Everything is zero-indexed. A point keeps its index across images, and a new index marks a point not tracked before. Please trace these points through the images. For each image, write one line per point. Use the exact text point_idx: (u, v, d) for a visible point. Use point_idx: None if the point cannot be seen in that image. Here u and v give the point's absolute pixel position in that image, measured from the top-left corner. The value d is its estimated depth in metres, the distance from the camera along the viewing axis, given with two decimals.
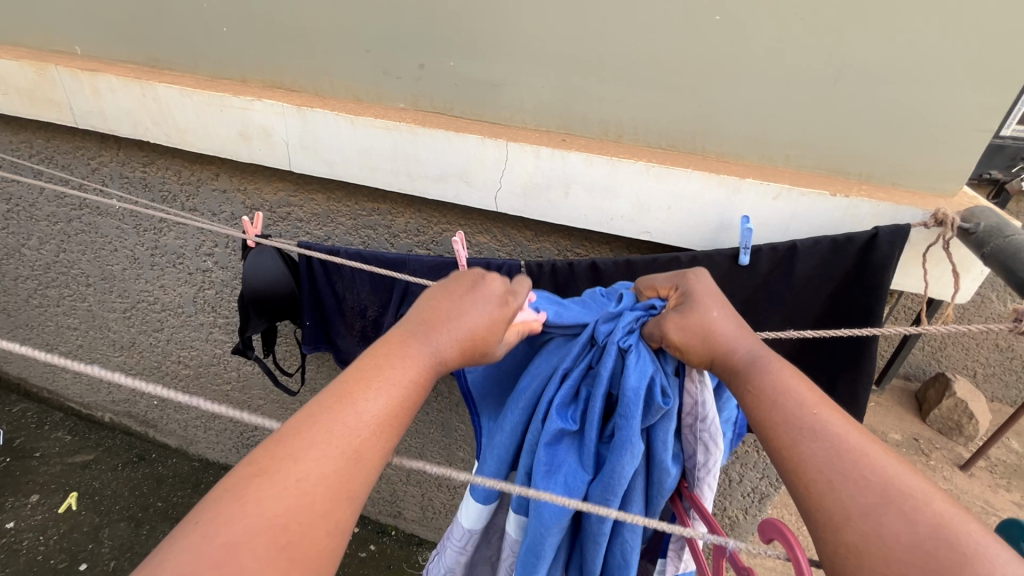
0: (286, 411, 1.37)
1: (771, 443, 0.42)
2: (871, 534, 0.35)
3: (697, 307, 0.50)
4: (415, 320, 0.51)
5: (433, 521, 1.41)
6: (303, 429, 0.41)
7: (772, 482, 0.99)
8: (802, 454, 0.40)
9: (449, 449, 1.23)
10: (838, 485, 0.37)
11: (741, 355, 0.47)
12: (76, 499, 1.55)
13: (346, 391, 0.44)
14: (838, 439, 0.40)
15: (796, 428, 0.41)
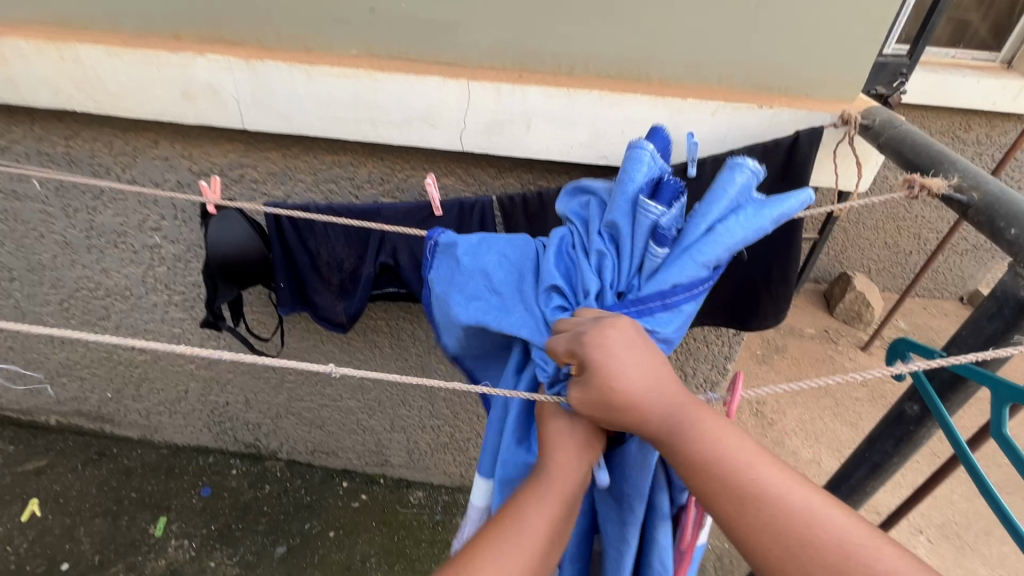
0: (259, 380, 1.37)
1: (716, 518, 0.43)
2: None
3: (596, 378, 0.46)
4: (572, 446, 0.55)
5: (420, 462, 1.49)
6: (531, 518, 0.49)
7: (721, 370, 1.13)
8: (750, 524, 0.41)
9: (431, 390, 1.30)
10: (797, 551, 0.39)
11: (654, 419, 0.46)
12: (38, 505, 1.48)
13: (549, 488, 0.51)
14: (781, 501, 0.41)
15: (736, 499, 0.41)
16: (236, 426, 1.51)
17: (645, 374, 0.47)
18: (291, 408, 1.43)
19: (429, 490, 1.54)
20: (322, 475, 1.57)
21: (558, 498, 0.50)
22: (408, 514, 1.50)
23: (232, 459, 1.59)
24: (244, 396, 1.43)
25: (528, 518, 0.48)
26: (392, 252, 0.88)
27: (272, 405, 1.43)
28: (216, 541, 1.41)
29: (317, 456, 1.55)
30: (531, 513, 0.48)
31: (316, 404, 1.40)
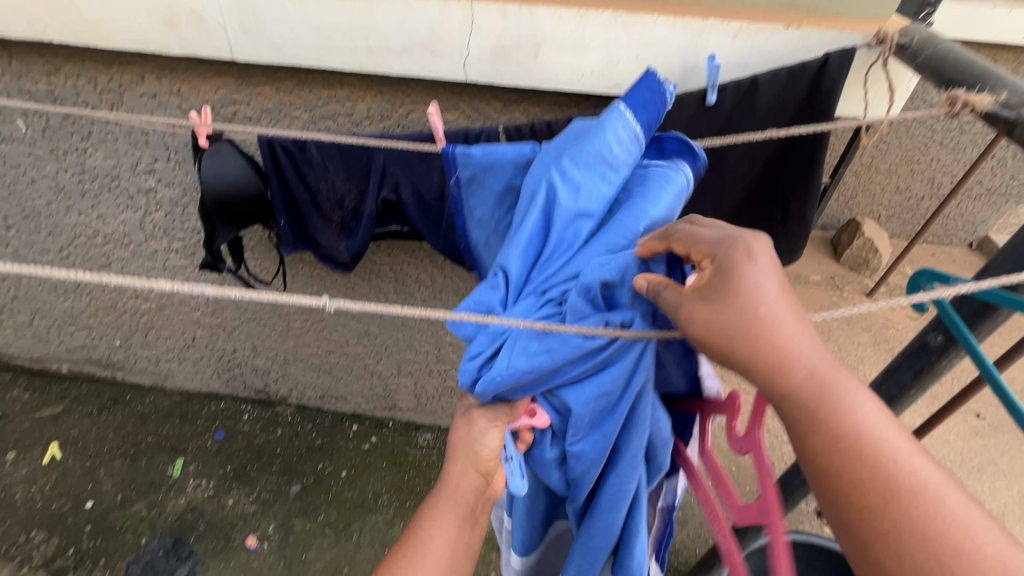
0: (266, 327, 1.38)
1: (849, 502, 0.41)
2: None
3: (735, 296, 0.43)
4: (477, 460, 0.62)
5: (428, 406, 1.52)
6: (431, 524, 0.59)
7: None
8: (894, 519, 0.39)
9: (438, 334, 1.30)
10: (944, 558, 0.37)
11: (801, 372, 0.42)
12: (58, 448, 1.52)
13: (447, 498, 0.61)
14: (931, 496, 0.39)
15: (885, 486, 0.40)
16: (245, 372, 1.53)
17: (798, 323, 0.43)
18: (298, 353, 1.44)
19: (437, 433, 1.58)
20: (332, 419, 1.60)
21: (455, 509, 0.60)
22: (418, 454, 1.54)
23: (244, 403, 1.62)
24: (251, 343, 1.43)
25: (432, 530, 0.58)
26: (394, 188, 0.85)
27: (279, 352, 1.44)
28: (233, 481, 1.46)
29: (326, 401, 1.58)
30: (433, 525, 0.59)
31: (323, 350, 1.41)
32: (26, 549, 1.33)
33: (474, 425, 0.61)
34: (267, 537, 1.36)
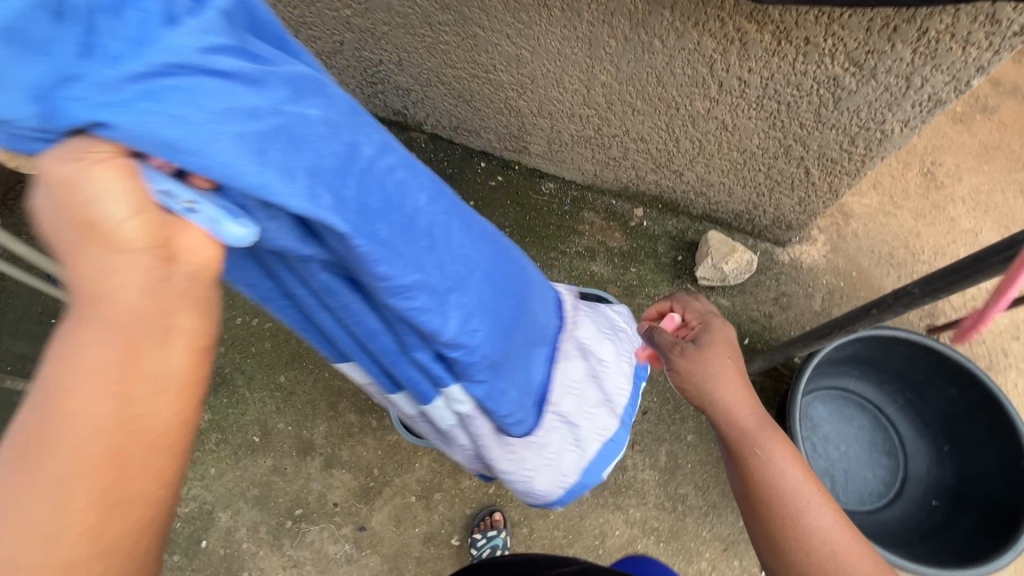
0: (413, 39, 1.34)
1: (783, 503, 0.72)
2: (798, 533, 0.70)
3: (707, 352, 0.84)
4: (96, 255, 0.42)
5: (557, 155, 1.53)
6: (62, 404, 0.41)
7: (959, 86, 0.92)
8: (783, 510, 0.72)
9: (591, 72, 1.21)
10: (798, 514, 0.71)
11: (752, 420, 0.79)
12: None
13: (68, 369, 0.42)
14: (791, 494, 0.72)
15: (784, 497, 0.72)
16: (387, 90, 1.56)
17: (743, 397, 0.81)
18: (442, 76, 1.43)
19: (561, 183, 1.62)
20: (462, 153, 1.66)
21: (107, 339, 0.43)
22: (540, 200, 1.60)
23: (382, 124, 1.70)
24: (396, 57, 1.42)
25: (69, 395, 0.42)
26: None
27: (423, 71, 1.43)
28: None
29: (459, 134, 1.62)
30: (67, 393, 0.42)
31: (468, 75, 1.38)
32: None
33: (91, 181, 0.40)
34: None
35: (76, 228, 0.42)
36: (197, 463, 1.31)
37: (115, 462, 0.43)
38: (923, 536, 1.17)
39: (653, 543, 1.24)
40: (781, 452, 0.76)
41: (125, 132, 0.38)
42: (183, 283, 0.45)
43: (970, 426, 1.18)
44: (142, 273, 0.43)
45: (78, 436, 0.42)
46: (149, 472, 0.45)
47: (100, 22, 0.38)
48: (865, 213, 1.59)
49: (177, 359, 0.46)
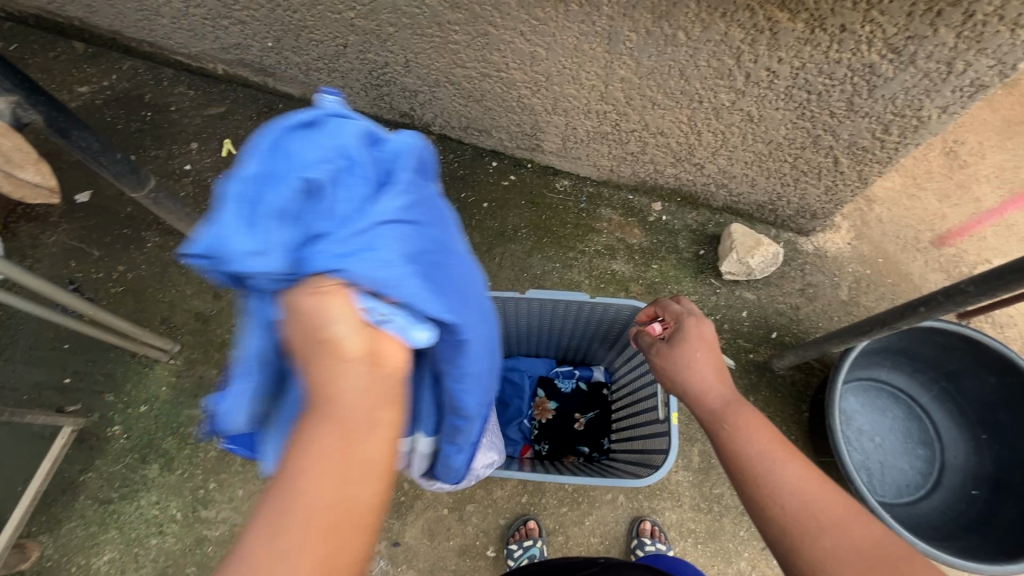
0: (421, 39, 1.29)
1: (751, 473, 0.68)
2: (778, 503, 0.65)
3: (683, 343, 0.84)
4: (324, 362, 0.51)
5: (572, 152, 1.48)
6: (303, 495, 0.48)
7: (1004, 70, 0.89)
8: (756, 479, 0.68)
9: (610, 67, 1.17)
10: (772, 481, 0.66)
11: (719, 398, 0.77)
12: (232, 145, 1.65)
13: (309, 466, 0.49)
14: (760, 462, 0.68)
15: (752, 464, 0.69)
16: (393, 93, 1.52)
17: (713, 378, 0.80)
18: (451, 76, 1.38)
19: (575, 180, 1.58)
20: (472, 153, 1.62)
21: (336, 430, 0.50)
22: (555, 199, 1.56)
23: (388, 127, 1.66)
24: (403, 58, 1.38)
25: (304, 481, 0.49)
26: None
27: (432, 71, 1.39)
28: None
29: (469, 134, 1.58)
30: (309, 477, 0.49)
31: (479, 74, 1.33)
32: None
33: (326, 309, 0.51)
34: None
35: (309, 339, 0.52)
36: (224, 485, 1.29)
37: (331, 537, 0.48)
38: (965, 527, 1.16)
39: (691, 545, 1.23)
40: (748, 424, 0.72)
41: (350, 271, 0.51)
42: (393, 385, 0.54)
43: (1011, 414, 1.16)
44: (362, 379, 0.51)
45: (304, 514, 0.47)
46: (350, 558, 0.48)
47: (341, 193, 0.53)
48: (888, 197, 1.55)
49: (376, 450, 0.52)
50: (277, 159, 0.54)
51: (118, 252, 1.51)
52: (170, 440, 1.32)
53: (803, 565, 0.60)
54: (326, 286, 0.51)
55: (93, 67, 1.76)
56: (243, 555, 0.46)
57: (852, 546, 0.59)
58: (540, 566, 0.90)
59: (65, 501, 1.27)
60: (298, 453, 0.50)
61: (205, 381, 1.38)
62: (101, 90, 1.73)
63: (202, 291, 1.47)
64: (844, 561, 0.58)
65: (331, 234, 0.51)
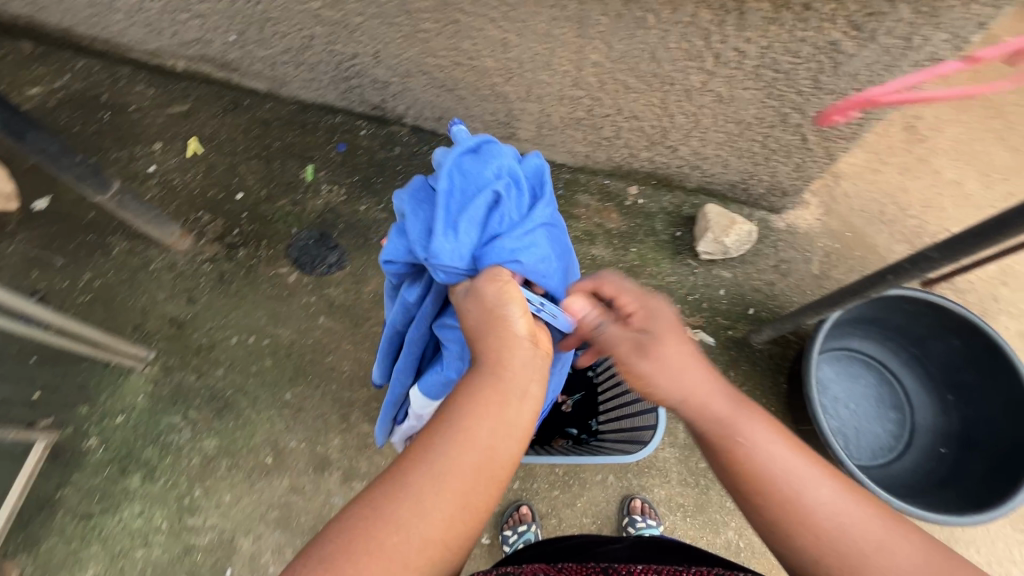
0: (391, 29, 1.27)
1: (780, 497, 0.60)
2: (812, 532, 0.58)
3: (664, 344, 0.71)
4: (500, 336, 0.67)
5: (547, 139, 1.48)
6: (466, 432, 0.60)
7: (959, 44, 0.92)
8: (784, 506, 0.60)
9: (582, 52, 1.17)
10: (804, 503, 0.59)
11: (720, 408, 0.67)
12: (198, 144, 1.60)
13: (472, 411, 0.61)
14: (787, 482, 0.60)
15: (780, 484, 0.60)
16: (364, 85, 1.50)
17: (708, 381, 0.69)
18: (422, 66, 1.36)
19: (551, 168, 1.58)
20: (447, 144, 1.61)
21: (497, 390, 0.63)
22: None
23: (360, 120, 1.63)
24: (373, 49, 1.36)
25: (466, 422, 0.61)
26: None
27: (402, 62, 1.37)
28: (362, 190, 1.55)
29: (443, 125, 1.57)
30: (471, 418, 0.61)
31: (450, 63, 1.32)
32: (199, 225, 1.50)
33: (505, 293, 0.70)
34: None
35: (489, 319, 0.69)
36: (210, 491, 1.27)
37: (480, 473, 0.59)
38: (936, 484, 1.22)
39: (680, 519, 1.26)
40: (764, 433, 0.64)
41: (521, 263, 0.75)
42: (543, 364, 0.68)
43: (973, 375, 1.22)
44: (526, 355, 0.67)
45: (469, 447, 0.59)
46: (489, 500, 0.59)
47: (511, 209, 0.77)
48: (854, 172, 1.60)
49: (526, 418, 0.64)
50: (467, 182, 0.78)
51: (84, 258, 1.46)
52: (151, 450, 1.29)
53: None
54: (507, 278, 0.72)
55: (44, 67, 1.68)
56: (407, 475, 0.57)
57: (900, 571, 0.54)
58: (553, 542, 0.84)
59: (42, 519, 1.23)
60: (466, 402, 0.62)
61: (184, 387, 1.34)
62: (54, 91, 1.65)
63: (175, 295, 1.43)
64: None
65: (509, 237, 0.75)
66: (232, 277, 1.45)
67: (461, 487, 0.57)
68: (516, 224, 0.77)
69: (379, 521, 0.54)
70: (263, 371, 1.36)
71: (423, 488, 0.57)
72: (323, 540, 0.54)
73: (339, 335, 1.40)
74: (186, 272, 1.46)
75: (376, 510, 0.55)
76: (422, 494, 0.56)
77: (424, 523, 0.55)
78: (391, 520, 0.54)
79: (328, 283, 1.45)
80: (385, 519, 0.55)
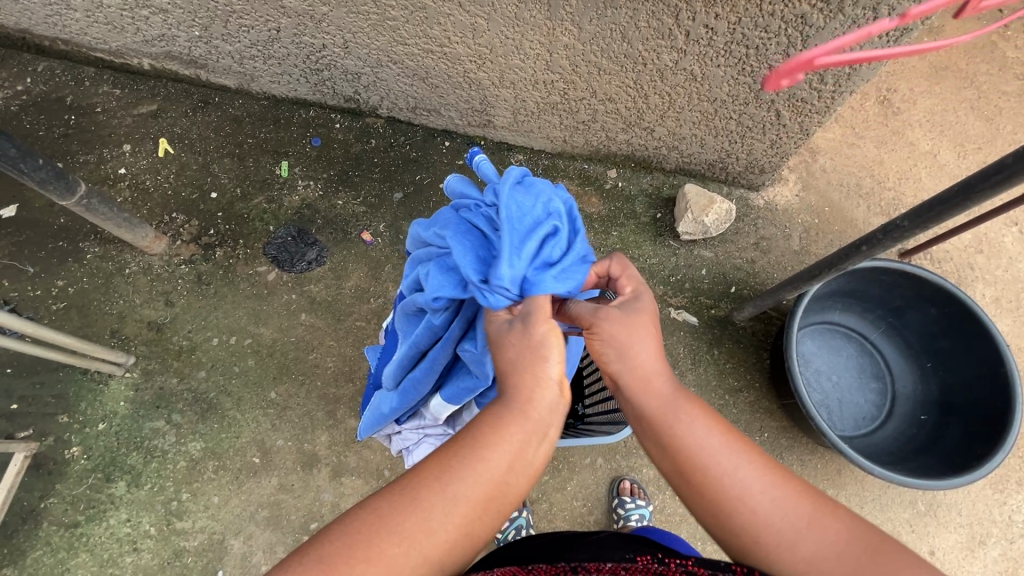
0: (359, 18, 1.25)
1: (713, 477, 0.61)
2: (744, 510, 0.60)
3: (634, 317, 0.71)
4: (532, 375, 0.65)
5: (523, 125, 1.47)
6: (483, 461, 0.61)
7: (925, 12, 0.92)
8: (718, 489, 0.61)
9: (553, 35, 1.16)
10: (734, 482, 0.61)
11: (665, 385, 0.68)
12: (168, 144, 1.57)
13: (490, 442, 0.62)
14: (722, 463, 0.62)
15: (714, 465, 0.62)
16: (335, 76, 1.47)
17: (657, 357, 0.69)
18: (392, 55, 1.34)
19: (530, 155, 1.57)
20: (423, 134, 1.59)
21: (521, 424, 0.63)
22: None
23: (333, 113, 1.60)
24: (342, 40, 1.33)
25: (489, 457, 0.61)
26: None
27: (372, 51, 1.35)
28: (339, 185, 1.52)
29: (418, 115, 1.55)
30: (494, 450, 0.62)
31: (421, 50, 1.30)
32: (173, 227, 1.48)
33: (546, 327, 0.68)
34: (380, 234, 1.48)
35: (527, 355, 0.66)
36: (198, 494, 1.26)
37: (490, 501, 0.61)
38: (917, 450, 1.24)
39: (670, 498, 1.27)
40: (702, 416, 0.65)
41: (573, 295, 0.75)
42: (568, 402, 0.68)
43: (949, 341, 1.24)
44: (555, 399, 0.66)
45: (486, 478, 0.61)
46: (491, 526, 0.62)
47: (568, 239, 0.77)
48: (830, 147, 1.61)
49: (541, 458, 0.65)
50: (527, 215, 0.75)
51: (56, 265, 1.43)
52: (135, 455, 1.28)
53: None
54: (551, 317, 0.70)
55: (4, 71, 1.63)
56: (419, 493, 0.59)
57: (831, 548, 0.56)
58: (544, 537, 0.84)
59: (27, 531, 1.21)
60: (491, 434, 0.62)
61: (166, 391, 1.33)
62: (16, 96, 1.61)
63: (152, 299, 1.41)
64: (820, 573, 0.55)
65: (564, 269, 0.74)
66: (210, 278, 1.43)
67: (470, 514, 0.60)
68: (566, 255, 0.76)
69: (387, 531, 0.57)
70: (246, 371, 1.35)
71: (433, 505, 0.59)
72: (325, 538, 0.56)
73: (322, 331, 1.39)
74: (163, 274, 1.43)
75: (384, 520, 0.57)
76: (433, 513, 0.58)
77: (430, 538, 0.58)
78: (396, 532, 0.57)
79: (308, 280, 1.43)
80: (390, 528, 0.57)
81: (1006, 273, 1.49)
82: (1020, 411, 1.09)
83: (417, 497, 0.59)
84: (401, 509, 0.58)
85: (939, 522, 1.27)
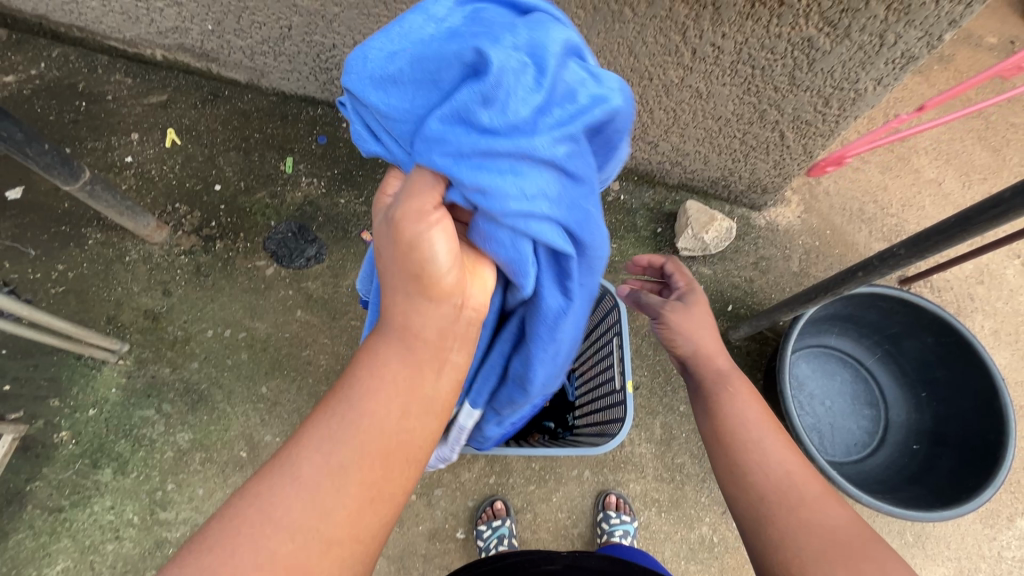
0: (370, 20, 1.26)
1: (744, 443, 0.73)
2: (758, 469, 0.70)
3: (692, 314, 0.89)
4: (418, 293, 0.62)
5: None
6: (371, 415, 0.58)
7: (931, 41, 0.92)
8: (745, 452, 0.72)
9: None
10: (757, 452, 0.72)
11: (725, 368, 0.83)
12: (176, 135, 1.58)
13: (375, 392, 0.59)
14: (755, 435, 0.74)
15: (746, 433, 0.74)
16: (344, 76, 1.48)
17: (719, 349, 0.85)
18: None
19: None
20: None
21: (408, 360, 0.61)
22: None
23: (341, 112, 1.61)
24: (352, 40, 1.34)
25: (373, 408, 0.58)
26: None
27: None
28: (342, 183, 1.53)
29: None
30: (377, 397, 0.59)
31: None
32: (176, 217, 1.48)
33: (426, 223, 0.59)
34: None
35: (413, 270, 0.61)
36: (183, 485, 1.26)
37: (382, 459, 0.57)
38: (908, 479, 1.23)
39: (656, 515, 1.26)
40: (749, 400, 0.78)
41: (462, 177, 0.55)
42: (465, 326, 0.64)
43: (945, 371, 1.23)
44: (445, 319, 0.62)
45: (374, 429, 0.57)
46: (398, 482, 0.59)
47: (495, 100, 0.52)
48: (835, 170, 1.60)
49: (442, 391, 0.63)
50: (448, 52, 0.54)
51: (58, 250, 1.44)
52: (123, 443, 1.28)
53: (782, 528, 0.64)
54: (438, 213, 0.59)
55: (19, 55, 1.65)
56: (300, 466, 0.55)
57: (828, 520, 0.63)
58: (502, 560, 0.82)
59: (11, 513, 1.22)
60: (371, 379, 0.60)
61: (158, 380, 1.33)
62: (29, 80, 1.62)
63: (150, 288, 1.42)
64: (806, 535, 0.62)
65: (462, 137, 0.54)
66: (208, 270, 1.44)
67: (363, 477, 0.56)
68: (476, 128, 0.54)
69: (275, 524, 0.52)
70: (239, 364, 1.35)
71: (320, 481, 0.55)
72: (203, 548, 0.51)
73: (316, 328, 1.39)
74: (162, 264, 1.44)
75: (267, 514, 0.52)
76: (324, 487, 0.54)
77: (327, 518, 0.54)
78: (282, 521, 0.52)
79: (305, 276, 1.44)
80: (274, 518, 0.52)
81: (1006, 305, 1.47)
82: (1011, 449, 1.08)
83: (303, 474, 0.55)
84: (287, 489, 0.54)
85: (927, 553, 1.25)
